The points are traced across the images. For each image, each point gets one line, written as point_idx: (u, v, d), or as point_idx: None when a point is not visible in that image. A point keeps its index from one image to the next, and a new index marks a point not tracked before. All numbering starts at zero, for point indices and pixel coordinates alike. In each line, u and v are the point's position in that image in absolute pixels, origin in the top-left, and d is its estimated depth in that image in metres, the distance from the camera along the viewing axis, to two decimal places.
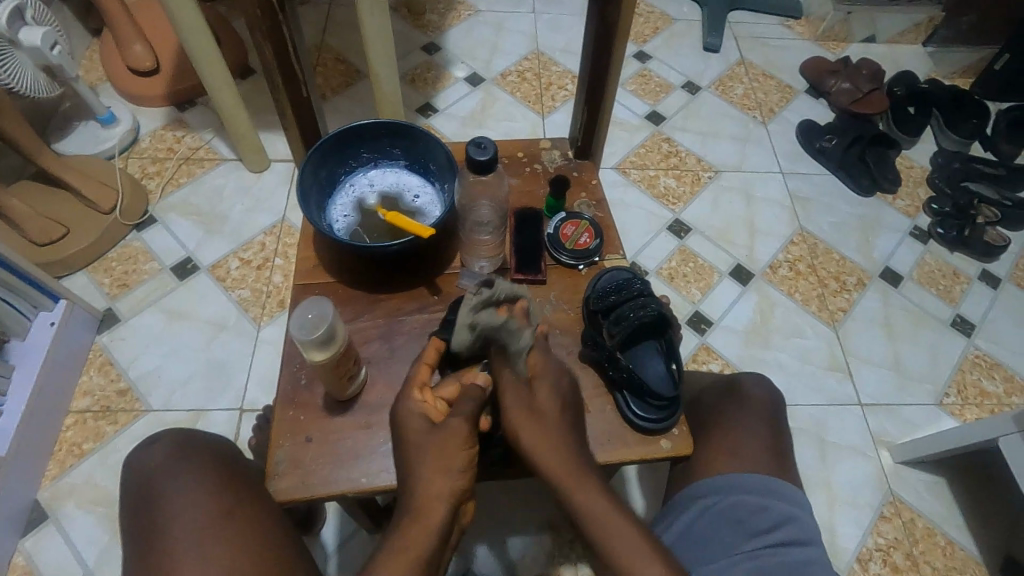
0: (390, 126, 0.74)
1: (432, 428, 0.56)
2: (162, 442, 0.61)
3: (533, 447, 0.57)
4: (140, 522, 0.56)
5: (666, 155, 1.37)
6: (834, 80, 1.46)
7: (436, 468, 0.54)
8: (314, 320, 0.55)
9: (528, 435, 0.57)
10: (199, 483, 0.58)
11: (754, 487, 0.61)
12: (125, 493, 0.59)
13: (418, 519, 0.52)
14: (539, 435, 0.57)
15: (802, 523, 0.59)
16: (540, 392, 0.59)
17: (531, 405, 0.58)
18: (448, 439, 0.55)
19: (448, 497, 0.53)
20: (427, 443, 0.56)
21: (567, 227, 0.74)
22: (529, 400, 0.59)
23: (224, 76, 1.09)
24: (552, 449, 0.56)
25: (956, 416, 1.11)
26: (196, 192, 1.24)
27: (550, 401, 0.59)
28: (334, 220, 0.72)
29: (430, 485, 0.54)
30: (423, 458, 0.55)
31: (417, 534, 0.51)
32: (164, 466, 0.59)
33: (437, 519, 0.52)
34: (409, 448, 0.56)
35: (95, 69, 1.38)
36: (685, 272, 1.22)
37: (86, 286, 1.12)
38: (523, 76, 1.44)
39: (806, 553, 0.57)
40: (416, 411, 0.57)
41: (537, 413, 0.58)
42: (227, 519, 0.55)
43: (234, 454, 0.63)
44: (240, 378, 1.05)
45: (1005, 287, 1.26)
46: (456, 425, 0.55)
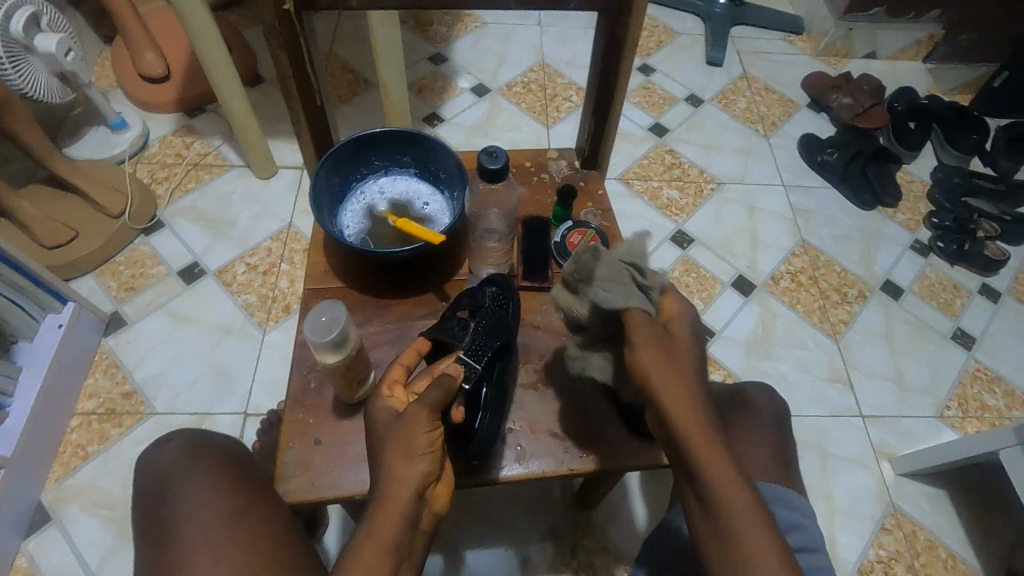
0: (400, 134, 0.75)
1: (395, 417, 0.54)
2: (174, 442, 0.62)
3: (667, 387, 0.50)
4: (152, 521, 0.57)
5: (669, 166, 1.39)
6: (836, 95, 1.48)
7: (397, 456, 0.51)
8: (328, 323, 0.56)
9: (659, 375, 0.50)
10: (209, 484, 0.58)
11: (760, 495, 0.61)
12: (137, 492, 0.60)
13: (383, 507, 0.50)
14: (671, 377, 0.50)
15: (807, 532, 0.60)
16: (679, 335, 0.53)
17: (671, 352, 0.51)
18: (411, 422, 0.52)
19: (412, 485, 0.50)
20: (391, 432, 0.53)
21: (574, 235, 0.75)
22: (665, 337, 0.52)
23: (235, 84, 1.11)
24: (686, 391, 0.50)
25: (957, 429, 1.11)
26: (204, 197, 1.26)
27: (689, 356, 0.52)
28: (345, 226, 0.73)
29: (391, 474, 0.51)
30: (386, 447, 0.52)
31: (384, 519, 0.49)
32: (175, 466, 0.60)
33: (402, 508, 0.50)
34: (374, 437, 0.54)
35: (106, 75, 1.40)
36: (687, 282, 1.23)
37: (93, 289, 1.13)
38: (529, 87, 1.46)
39: (809, 561, 0.58)
40: (384, 404, 0.56)
41: (672, 357, 0.51)
42: (236, 520, 0.56)
43: (244, 454, 0.64)
44: (246, 382, 1.05)
45: (1005, 301, 1.27)
46: (416, 410, 0.53)
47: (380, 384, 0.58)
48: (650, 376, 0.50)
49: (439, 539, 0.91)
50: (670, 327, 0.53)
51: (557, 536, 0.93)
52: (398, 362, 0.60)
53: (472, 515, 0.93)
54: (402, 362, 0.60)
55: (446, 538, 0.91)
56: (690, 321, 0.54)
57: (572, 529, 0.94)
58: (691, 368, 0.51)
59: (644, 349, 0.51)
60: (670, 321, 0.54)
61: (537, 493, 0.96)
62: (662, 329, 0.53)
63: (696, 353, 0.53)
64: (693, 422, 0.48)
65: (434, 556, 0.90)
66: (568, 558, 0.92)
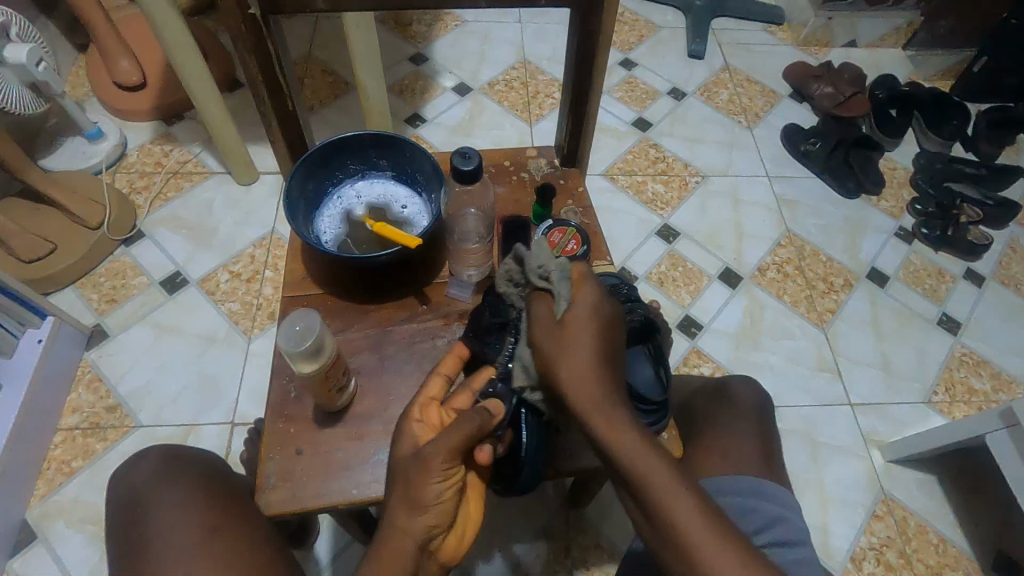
0: (375, 137, 0.75)
1: (412, 455, 0.52)
2: (148, 460, 0.62)
3: (562, 370, 0.52)
4: (128, 541, 0.57)
5: (653, 161, 1.39)
6: (818, 84, 1.48)
7: (406, 500, 0.51)
8: (302, 331, 0.56)
9: (565, 368, 0.52)
10: (186, 499, 0.58)
11: (743, 489, 0.61)
12: (111, 511, 0.60)
13: (383, 559, 0.50)
14: (568, 363, 0.52)
15: (792, 524, 0.59)
16: (576, 338, 0.53)
17: (556, 338, 0.53)
18: (424, 467, 0.51)
19: (415, 537, 0.51)
20: (405, 471, 0.52)
21: (554, 234, 0.74)
22: (556, 321, 0.55)
23: (210, 89, 1.09)
24: (591, 385, 0.51)
25: (945, 414, 1.12)
26: (185, 205, 1.24)
27: (588, 346, 0.52)
28: (323, 232, 0.72)
29: (397, 524, 0.51)
30: (395, 487, 0.53)
31: (386, 571, 0.50)
32: (152, 484, 0.59)
33: (403, 557, 0.50)
34: (393, 467, 0.55)
35: (82, 85, 1.38)
36: (674, 276, 1.22)
37: (74, 302, 1.11)
38: (510, 85, 1.45)
39: (796, 554, 0.56)
40: (408, 432, 0.56)
41: (566, 338, 0.53)
42: (215, 534, 0.56)
43: (222, 469, 0.64)
44: (231, 392, 1.04)
45: (989, 285, 1.28)
46: (431, 453, 0.50)
47: (413, 408, 0.58)
48: (559, 372, 0.52)
49: None
50: (573, 310, 0.54)
51: (550, 536, 0.93)
52: (437, 374, 0.62)
53: None
54: (442, 374, 0.61)
55: None
56: (592, 308, 0.54)
57: (564, 529, 0.94)
58: (592, 352, 0.52)
59: (547, 348, 0.53)
60: (574, 303, 0.54)
61: (527, 493, 0.96)
62: (558, 323, 0.54)
63: (599, 336, 0.53)
64: (596, 414, 0.50)
65: None
66: (561, 558, 0.91)
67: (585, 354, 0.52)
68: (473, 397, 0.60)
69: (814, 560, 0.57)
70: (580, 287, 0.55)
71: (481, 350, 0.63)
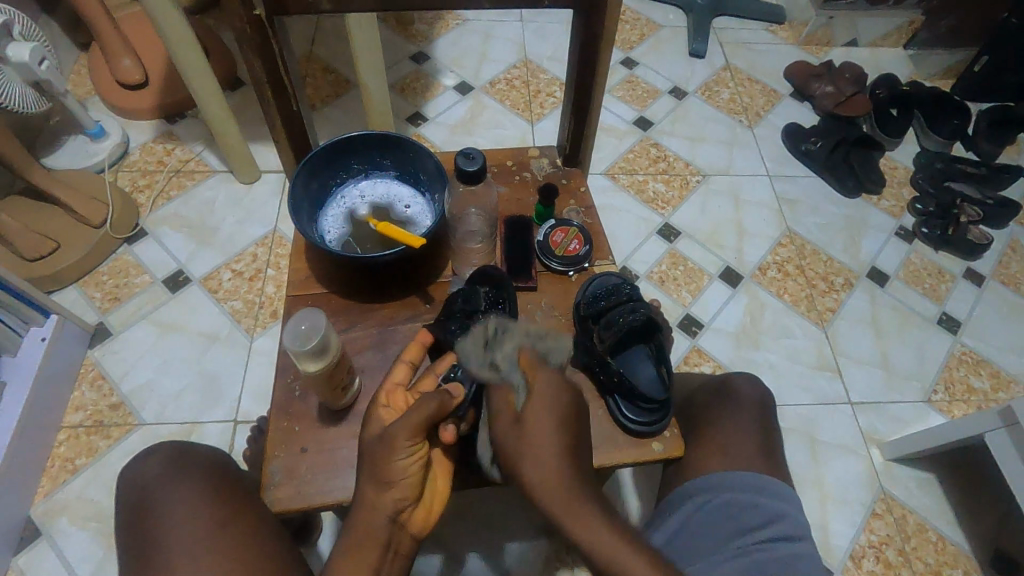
0: (378, 137, 0.75)
1: (378, 435, 0.53)
2: (158, 455, 0.62)
3: (532, 477, 0.53)
4: (137, 537, 0.57)
5: (654, 160, 1.39)
6: (819, 83, 1.48)
7: (376, 474, 0.52)
8: (307, 331, 0.56)
9: (530, 471, 0.53)
10: (194, 495, 0.58)
11: (745, 485, 0.62)
12: (121, 506, 0.60)
13: (359, 530, 0.52)
14: (532, 466, 0.53)
15: (794, 519, 0.60)
16: (536, 431, 0.55)
17: (518, 436, 0.55)
18: (390, 445, 0.51)
19: (385, 510, 0.52)
20: (374, 451, 0.53)
21: (557, 233, 0.75)
22: (516, 416, 0.56)
23: (214, 89, 1.10)
24: (556, 486, 0.53)
25: (944, 412, 1.12)
26: (188, 204, 1.25)
27: (548, 432, 0.54)
28: (326, 231, 0.73)
29: (367, 501, 0.52)
30: (366, 468, 0.53)
31: (359, 545, 0.51)
32: (160, 479, 0.60)
33: (378, 531, 0.51)
34: (362, 445, 0.55)
35: (83, 83, 1.38)
36: (675, 275, 1.23)
37: (77, 301, 1.12)
38: (512, 84, 1.46)
39: (797, 548, 0.57)
40: (376, 414, 0.56)
41: (526, 432, 0.55)
42: (223, 530, 0.56)
43: (231, 465, 0.64)
44: (234, 389, 1.05)
45: (989, 284, 1.28)
46: (395, 432, 0.51)
47: (378, 395, 0.58)
48: (526, 475, 0.53)
49: (437, 541, 0.91)
50: (527, 409, 0.56)
51: (551, 533, 0.93)
52: (401, 361, 0.61)
53: (466, 515, 0.93)
54: (406, 362, 0.61)
55: (442, 539, 0.91)
56: (548, 399, 0.57)
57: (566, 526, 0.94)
58: (554, 449, 0.54)
59: (510, 448, 0.55)
60: (532, 401, 0.56)
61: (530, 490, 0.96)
62: (518, 419, 0.56)
63: (560, 433, 0.55)
64: (566, 512, 0.52)
65: (430, 557, 0.89)
66: (562, 554, 0.92)
67: (545, 452, 0.53)
68: (438, 381, 0.60)
69: (813, 555, 0.57)
70: (536, 381, 0.58)
71: (444, 337, 0.63)
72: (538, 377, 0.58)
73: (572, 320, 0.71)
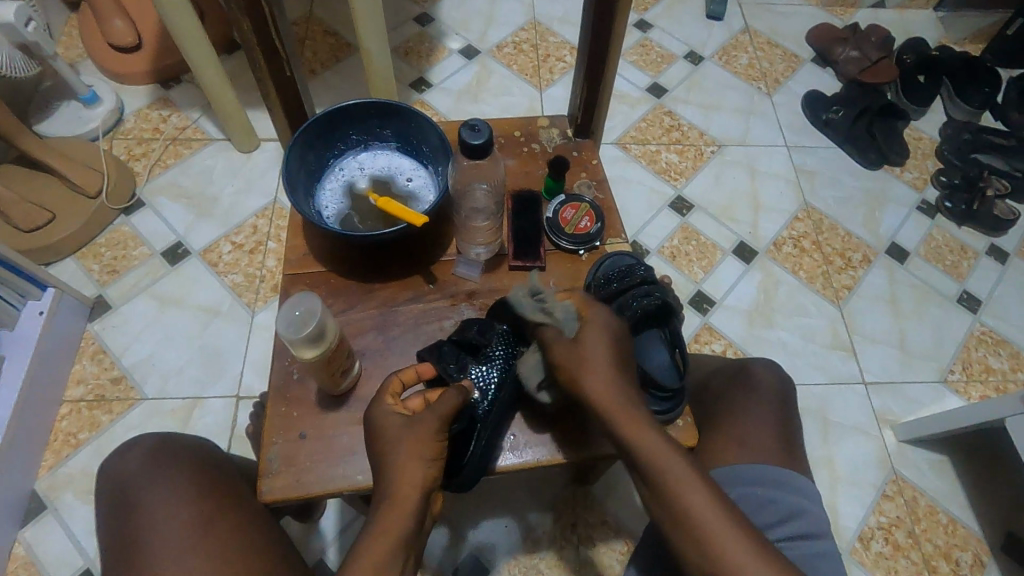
0: (379, 105, 0.71)
1: (406, 420, 0.52)
2: (137, 449, 0.61)
3: (585, 384, 0.54)
4: (120, 535, 0.56)
5: (667, 129, 1.33)
6: (843, 48, 1.41)
7: (410, 453, 0.51)
8: (303, 316, 0.53)
9: (586, 384, 0.54)
10: (178, 491, 0.57)
11: (765, 479, 0.59)
12: (103, 502, 0.59)
13: (393, 507, 0.49)
14: (586, 380, 0.54)
15: (814, 516, 0.57)
16: (591, 349, 0.55)
17: (575, 355, 0.55)
18: (421, 433, 0.51)
19: (422, 487, 0.50)
20: (402, 434, 0.52)
21: (567, 210, 0.71)
22: (573, 341, 0.56)
23: (209, 53, 1.05)
24: (608, 394, 0.53)
25: (961, 394, 1.09)
26: (185, 173, 1.21)
27: (603, 352, 0.55)
28: (324, 206, 0.69)
29: (401, 475, 0.50)
30: (396, 448, 0.51)
31: (392, 519, 0.48)
32: (143, 473, 0.58)
33: (411, 507, 0.49)
34: (377, 432, 0.53)
35: (74, 45, 1.33)
36: (687, 250, 1.19)
37: (75, 273, 1.09)
38: (520, 48, 1.39)
39: (816, 548, 0.55)
40: (388, 409, 0.53)
41: (583, 356, 0.55)
42: (208, 528, 0.55)
43: (216, 457, 0.63)
44: (236, 365, 1.03)
45: (1013, 261, 1.24)
46: (429, 422, 0.52)
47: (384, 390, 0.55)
48: (580, 386, 0.54)
49: (441, 518, 0.90)
50: (585, 334, 0.56)
51: (556, 511, 0.93)
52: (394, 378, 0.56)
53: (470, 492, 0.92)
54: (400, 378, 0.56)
55: (446, 513, 0.90)
56: (605, 325, 0.57)
57: (571, 504, 0.93)
58: (609, 368, 0.54)
59: (565, 363, 0.55)
60: (586, 325, 0.57)
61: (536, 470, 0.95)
62: (575, 341, 0.56)
63: (612, 357, 0.55)
64: (617, 414, 0.52)
65: (434, 533, 0.89)
66: (567, 533, 0.91)
67: (599, 367, 0.54)
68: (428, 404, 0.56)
69: (833, 555, 0.56)
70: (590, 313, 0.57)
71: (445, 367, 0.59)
72: (593, 314, 0.57)
73: None
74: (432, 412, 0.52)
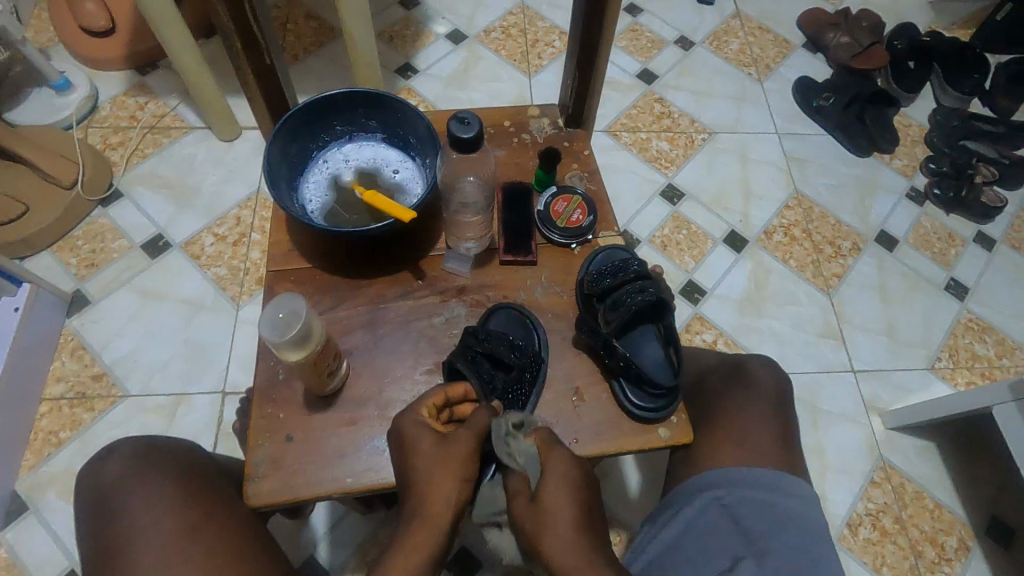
0: (364, 95, 0.68)
1: (442, 438, 0.53)
2: (116, 456, 0.59)
3: (550, 548, 0.49)
4: (101, 545, 0.54)
5: (658, 116, 1.32)
6: (834, 34, 1.39)
7: (443, 471, 0.51)
8: (287, 319, 0.52)
9: (551, 547, 0.49)
10: (163, 496, 0.56)
11: (762, 482, 0.60)
12: (83, 510, 0.57)
13: (426, 522, 0.49)
14: (548, 543, 0.49)
15: (810, 521, 0.58)
16: (551, 505, 0.51)
17: (535, 518, 0.50)
18: (456, 451, 0.52)
19: (456, 504, 0.51)
20: (435, 452, 0.52)
21: (559, 203, 0.70)
22: (533, 496, 0.52)
23: (183, 36, 1.01)
24: (575, 554, 0.48)
25: (948, 380, 1.11)
26: (164, 162, 1.17)
27: (565, 506, 0.51)
28: (308, 200, 0.67)
29: (435, 491, 0.50)
30: (430, 465, 0.51)
31: (424, 534, 0.49)
32: (125, 477, 0.57)
33: (444, 521, 0.50)
34: (409, 449, 0.53)
35: (45, 29, 1.28)
36: (678, 239, 1.18)
37: (52, 267, 1.06)
38: (508, 32, 1.36)
39: (812, 552, 0.56)
40: (420, 424, 0.53)
41: (542, 516, 0.50)
42: (192, 536, 0.54)
43: (201, 459, 0.62)
44: (221, 360, 1.01)
45: (1000, 249, 1.24)
46: (466, 437, 0.52)
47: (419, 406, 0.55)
48: (546, 549, 0.49)
49: None
50: (544, 488, 0.51)
51: None
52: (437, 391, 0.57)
53: None
54: (445, 392, 0.57)
55: None
56: (565, 481, 0.52)
57: None
58: (572, 527, 0.50)
59: (525, 524, 0.51)
60: (547, 479, 0.52)
61: None
62: (533, 499, 0.52)
63: (577, 512, 0.51)
64: None
65: None
66: None
67: (563, 525, 0.49)
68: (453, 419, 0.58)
69: (829, 558, 0.56)
70: (548, 458, 0.53)
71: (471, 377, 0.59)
72: (551, 459, 0.53)
73: (576, 298, 0.66)
74: (468, 428, 0.53)
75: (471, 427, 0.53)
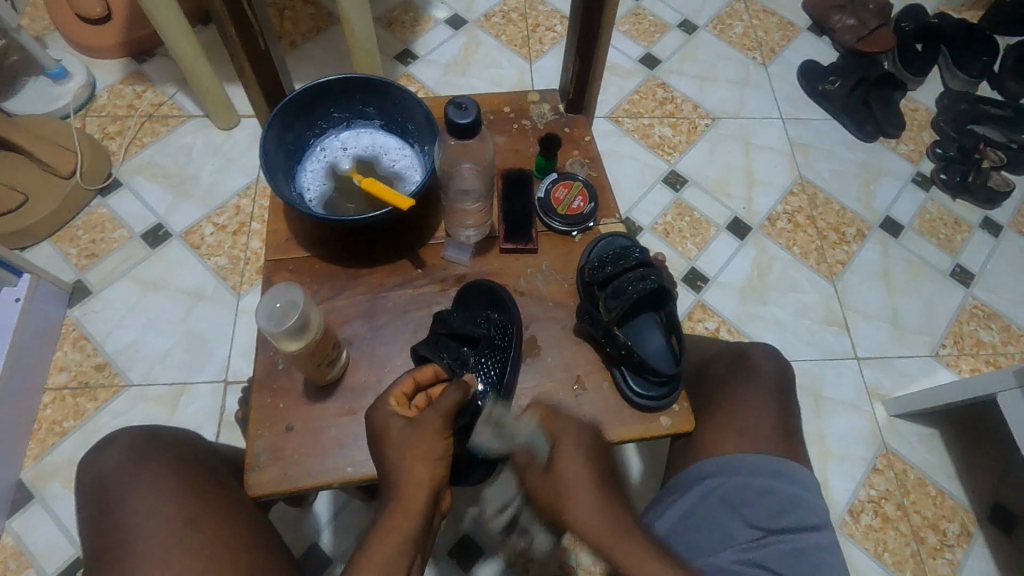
0: (361, 82, 0.68)
1: (407, 424, 0.52)
2: (115, 447, 0.59)
3: (573, 516, 0.48)
4: (102, 536, 0.55)
5: (661, 102, 1.30)
6: (840, 16, 1.36)
7: (415, 456, 0.50)
8: (283, 308, 0.52)
9: (573, 513, 0.48)
10: (162, 487, 0.56)
11: (762, 469, 0.59)
12: (83, 502, 0.58)
13: (403, 505, 0.49)
14: (574, 513, 0.48)
15: (808, 507, 0.58)
16: (569, 474, 0.50)
17: (556, 485, 0.50)
18: (424, 434, 0.51)
19: (430, 485, 0.50)
20: (403, 440, 0.51)
21: (559, 189, 0.69)
22: (545, 468, 0.52)
23: (179, 23, 0.99)
24: (597, 521, 0.48)
25: (952, 368, 1.10)
26: (163, 151, 1.17)
27: (582, 476, 0.50)
28: (305, 188, 0.67)
29: (407, 475, 0.50)
30: (400, 452, 0.51)
31: (400, 518, 0.48)
32: (124, 469, 0.57)
33: (418, 502, 0.49)
34: (380, 436, 0.52)
35: (40, 17, 1.26)
36: (680, 226, 1.17)
37: (52, 257, 1.06)
38: (508, 17, 1.34)
39: (807, 539, 0.57)
40: (388, 413, 0.53)
41: (559, 487, 0.50)
42: (192, 526, 0.54)
43: (201, 450, 0.62)
44: (222, 349, 1.01)
45: (1007, 235, 1.23)
46: (432, 419, 0.52)
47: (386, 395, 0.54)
48: (569, 517, 0.48)
49: None
50: (558, 457, 0.51)
51: None
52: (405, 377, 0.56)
53: None
54: (414, 378, 0.56)
55: None
56: (579, 452, 0.51)
57: None
58: (592, 487, 0.49)
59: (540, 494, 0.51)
60: (561, 451, 0.51)
61: None
62: (547, 469, 0.51)
63: (593, 476, 0.50)
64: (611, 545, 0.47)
65: None
66: None
67: (577, 485, 0.49)
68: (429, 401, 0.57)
69: (825, 545, 0.57)
70: (555, 430, 0.53)
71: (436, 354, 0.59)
72: (561, 430, 0.53)
73: (576, 287, 0.66)
74: (433, 410, 0.52)
75: (435, 407, 0.52)
